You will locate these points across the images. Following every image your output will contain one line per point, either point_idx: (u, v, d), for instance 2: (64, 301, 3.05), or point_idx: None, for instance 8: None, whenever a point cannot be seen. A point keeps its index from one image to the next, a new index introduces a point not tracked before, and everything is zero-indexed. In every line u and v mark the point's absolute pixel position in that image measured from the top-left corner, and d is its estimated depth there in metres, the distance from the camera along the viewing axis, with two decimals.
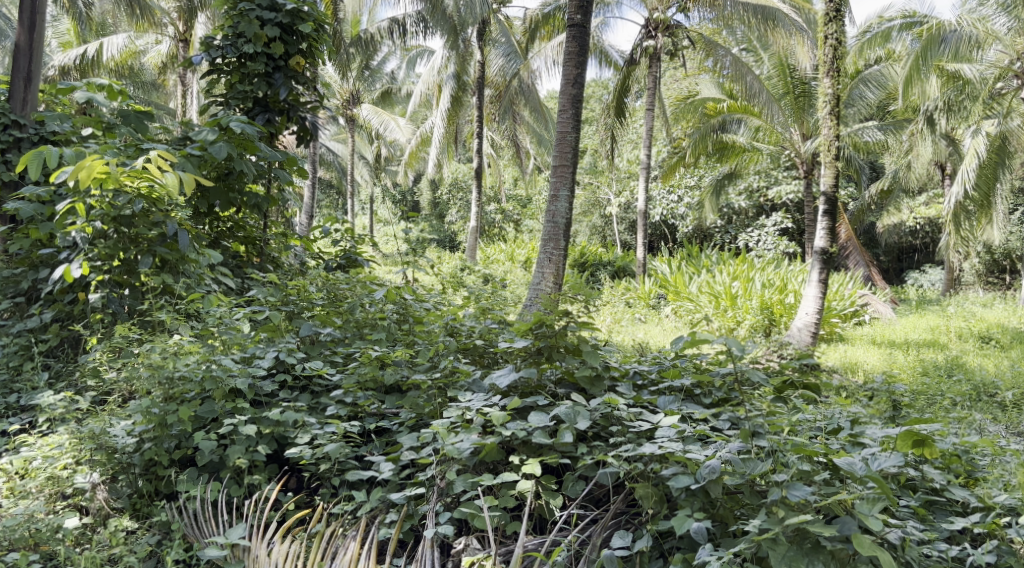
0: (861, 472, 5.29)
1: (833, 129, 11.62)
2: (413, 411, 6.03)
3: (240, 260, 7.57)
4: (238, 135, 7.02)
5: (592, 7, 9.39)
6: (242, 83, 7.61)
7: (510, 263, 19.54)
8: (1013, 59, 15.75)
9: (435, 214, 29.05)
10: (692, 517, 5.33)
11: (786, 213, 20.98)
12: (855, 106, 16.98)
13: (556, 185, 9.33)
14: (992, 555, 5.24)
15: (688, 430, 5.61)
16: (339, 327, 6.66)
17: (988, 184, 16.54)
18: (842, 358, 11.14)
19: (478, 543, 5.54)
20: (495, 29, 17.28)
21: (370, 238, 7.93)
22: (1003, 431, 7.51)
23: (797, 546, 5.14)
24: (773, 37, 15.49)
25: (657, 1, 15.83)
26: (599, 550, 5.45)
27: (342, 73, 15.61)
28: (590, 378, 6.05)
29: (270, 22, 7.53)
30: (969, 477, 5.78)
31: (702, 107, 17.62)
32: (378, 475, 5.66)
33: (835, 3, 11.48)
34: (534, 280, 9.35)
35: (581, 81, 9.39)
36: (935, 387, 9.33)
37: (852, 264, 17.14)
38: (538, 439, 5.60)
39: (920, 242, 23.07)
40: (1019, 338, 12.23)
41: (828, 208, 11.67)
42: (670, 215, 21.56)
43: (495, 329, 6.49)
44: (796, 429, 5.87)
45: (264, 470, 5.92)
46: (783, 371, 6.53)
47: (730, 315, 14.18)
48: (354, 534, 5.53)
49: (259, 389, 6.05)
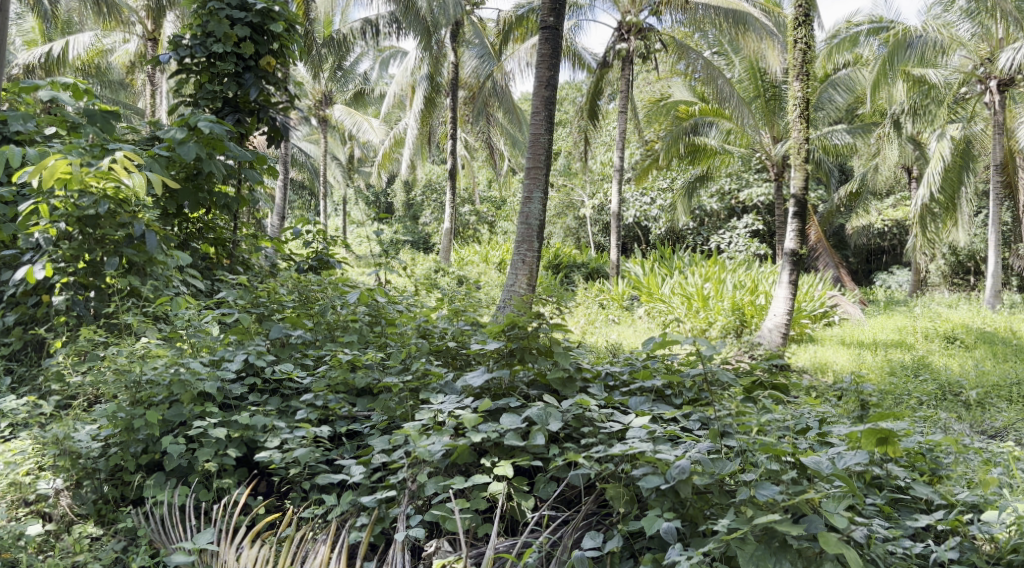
0: (827, 470, 5.39)
1: (803, 131, 11.72)
2: (384, 414, 6.04)
3: (210, 262, 7.51)
4: (207, 135, 6.96)
5: (565, 10, 9.44)
6: (211, 83, 7.56)
7: (484, 264, 19.59)
8: (977, 64, 16.20)
9: (409, 215, 29.05)
10: (662, 517, 5.38)
11: (757, 215, 21.14)
12: (824, 109, 17.12)
13: (530, 187, 9.35)
14: (954, 551, 5.35)
15: (659, 430, 5.64)
16: (310, 330, 6.65)
17: (953, 187, 16.81)
18: (812, 359, 11.26)
19: (448, 545, 5.56)
20: (469, 30, 17.40)
21: (343, 240, 7.93)
22: (967, 430, 7.64)
23: (764, 545, 5.19)
24: (743, 41, 15.59)
25: (629, 3, 15.94)
26: (571, 551, 5.49)
27: (314, 73, 15.55)
28: (562, 379, 6.09)
29: (239, 21, 7.52)
30: (932, 475, 5.89)
31: (674, 111, 18.24)
32: (348, 478, 5.66)
33: (805, 7, 11.57)
34: (508, 282, 9.39)
35: (554, 83, 9.44)
36: (901, 387, 9.45)
37: (822, 265, 17.31)
38: (510, 441, 5.62)
39: (888, 243, 23.34)
40: (984, 338, 12.40)
41: (798, 211, 11.77)
42: (643, 217, 21.66)
43: (468, 331, 6.53)
44: (765, 428, 5.93)
45: (233, 474, 5.91)
46: (753, 371, 6.59)
47: (703, 316, 14.27)
48: (324, 538, 5.56)
49: (228, 392, 6.03)
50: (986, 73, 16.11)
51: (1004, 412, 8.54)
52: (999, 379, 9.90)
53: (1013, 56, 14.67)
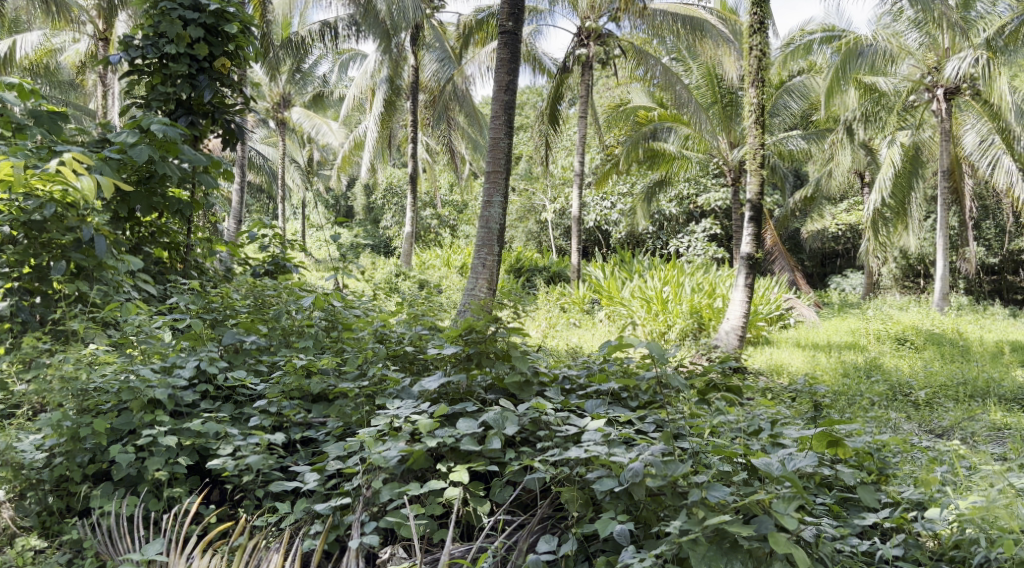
0: (777, 472, 5.44)
1: (758, 137, 11.88)
2: (340, 420, 6.07)
3: (163, 267, 7.44)
4: (159, 138, 6.93)
5: (523, 15, 9.52)
6: (164, 85, 7.52)
7: (446, 268, 19.60)
8: (925, 72, 16.48)
9: (370, 219, 29.00)
10: (615, 520, 5.48)
11: (714, 220, 21.40)
12: (780, 115, 17.31)
13: (490, 191, 9.41)
14: (899, 548, 5.49)
15: (614, 433, 5.71)
16: (265, 335, 6.60)
17: (903, 193, 17.15)
18: (769, 361, 11.42)
19: (403, 551, 5.60)
20: (429, 34, 17.41)
21: (300, 244, 7.95)
22: (916, 430, 7.84)
23: (716, 546, 5.27)
24: (701, 48, 15.74)
25: (589, 9, 16.06)
26: (525, 555, 5.55)
27: (271, 75, 15.43)
28: (519, 383, 6.16)
29: (192, 22, 7.50)
30: (880, 474, 6.02)
31: (634, 116, 18.11)
32: (303, 486, 5.69)
33: (760, 15, 11.75)
34: (468, 285, 9.43)
35: (513, 87, 9.50)
36: (854, 388, 9.64)
37: (777, 269, 17.51)
38: (466, 446, 5.68)
39: (843, 247, 23.70)
40: (932, 339, 12.66)
41: (754, 216, 11.93)
42: (603, 221, 21.81)
43: (426, 336, 6.61)
44: (718, 430, 6.03)
45: (185, 483, 5.90)
46: (706, 373, 6.69)
47: (661, 319, 14.40)
48: (278, 546, 5.57)
49: (180, 399, 6.01)
50: (932, 81, 16.32)
51: (951, 411, 8.71)
52: (947, 379, 10.09)
53: (959, 66, 14.91)
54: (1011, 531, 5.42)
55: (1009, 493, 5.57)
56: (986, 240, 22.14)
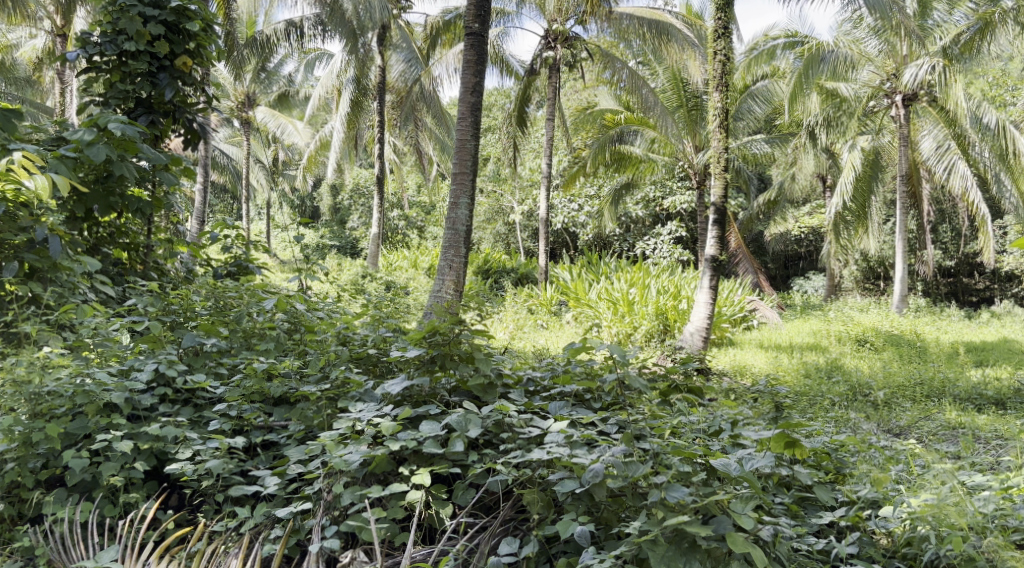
0: (736, 472, 5.50)
1: (722, 141, 11.96)
2: (302, 423, 6.08)
3: (122, 268, 7.40)
4: (118, 136, 6.85)
5: (488, 17, 9.54)
6: (123, 83, 7.48)
7: (413, 270, 19.58)
8: (885, 79, 16.70)
9: (336, 220, 28.89)
10: (576, 521, 5.52)
11: (680, 222, 21.57)
12: (743, 119, 17.50)
13: (456, 193, 9.43)
14: (854, 547, 5.57)
15: (576, 434, 5.75)
16: (225, 338, 6.56)
17: (864, 197, 17.41)
18: (733, 363, 11.50)
19: (365, 555, 5.61)
20: (396, 34, 17.35)
21: (263, 246, 7.94)
22: (874, 429, 7.97)
23: (675, 546, 5.31)
24: (667, 53, 15.82)
25: (556, 12, 16.07)
26: (487, 558, 5.58)
27: (236, 74, 15.29)
28: (483, 385, 6.21)
29: (152, 19, 7.45)
30: (837, 473, 6.13)
31: (601, 119, 18.17)
32: (263, 490, 5.68)
33: (724, 20, 11.82)
34: (434, 287, 9.45)
35: (479, 89, 9.53)
36: (816, 388, 9.76)
37: (741, 271, 17.66)
38: (429, 448, 5.71)
39: (806, 249, 23.95)
40: (891, 339, 12.87)
41: (718, 219, 12.04)
42: (571, 224, 21.85)
43: (389, 338, 6.63)
44: (679, 431, 6.08)
45: (142, 488, 5.89)
46: (668, 374, 6.75)
47: (627, 320, 14.48)
48: (237, 551, 5.57)
49: (137, 403, 5.97)
50: (892, 87, 16.56)
51: (908, 411, 8.82)
52: (905, 379, 10.24)
53: (916, 73, 15.26)
54: (960, 529, 5.54)
55: (960, 492, 5.68)
56: (943, 242, 22.46)
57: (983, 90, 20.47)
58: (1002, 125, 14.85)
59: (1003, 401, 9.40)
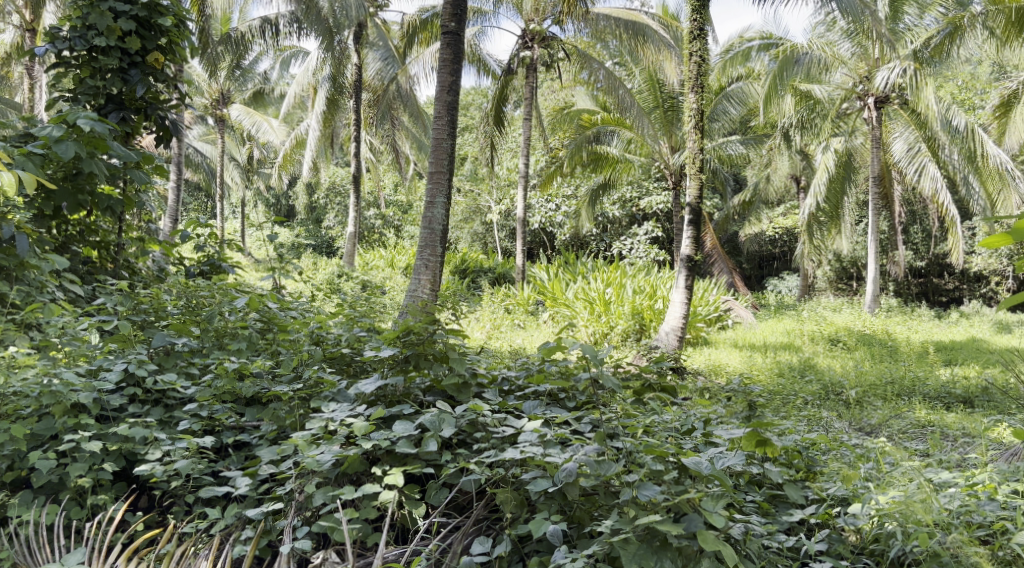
0: (707, 471, 5.51)
1: (697, 142, 12.03)
2: (274, 423, 6.07)
3: (92, 266, 7.35)
4: (87, 133, 6.78)
5: (465, 16, 9.55)
6: (93, 79, 7.42)
7: (390, 269, 19.55)
8: (857, 81, 16.83)
9: (312, 219, 28.81)
10: (549, 520, 5.54)
11: (656, 222, 21.67)
12: (718, 121, 17.58)
13: (432, 191, 9.42)
14: (823, 544, 5.61)
15: (549, 434, 5.76)
16: (197, 337, 6.53)
17: (837, 197, 17.55)
18: (707, 362, 11.54)
19: (337, 556, 5.61)
20: (373, 33, 17.30)
21: (236, 245, 7.92)
22: (846, 427, 8.03)
23: (646, 544, 5.33)
24: (642, 53, 15.87)
25: (533, 12, 16.10)
26: (460, 557, 5.59)
27: (210, 71, 15.18)
28: (457, 385, 6.20)
29: (124, 14, 7.40)
30: (808, 471, 6.19)
31: (578, 119, 18.19)
32: (233, 491, 5.66)
33: (699, 22, 11.87)
34: (410, 285, 9.44)
35: (456, 88, 9.53)
36: (788, 388, 9.80)
37: (716, 271, 17.75)
38: (402, 448, 5.71)
39: (780, 250, 24.09)
40: (863, 338, 12.98)
41: (694, 219, 12.10)
42: (548, 223, 21.89)
43: (363, 338, 6.63)
44: (652, 429, 6.10)
45: (110, 489, 5.86)
46: (642, 373, 6.78)
47: (603, 320, 14.50)
48: (207, 553, 5.55)
49: (105, 403, 5.93)
50: (864, 90, 16.70)
51: (879, 410, 8.89)
52: (876, 378, 10.35)
53: (888, 76, 15.34)
54: (926, 525, 5.58)
55: (926, 488, 5.73)
56: (913, 243, 22.65)
57: (953, 93, 20.68)
58: (971, 128, 14.94)
59: (970, 399, 9.50)
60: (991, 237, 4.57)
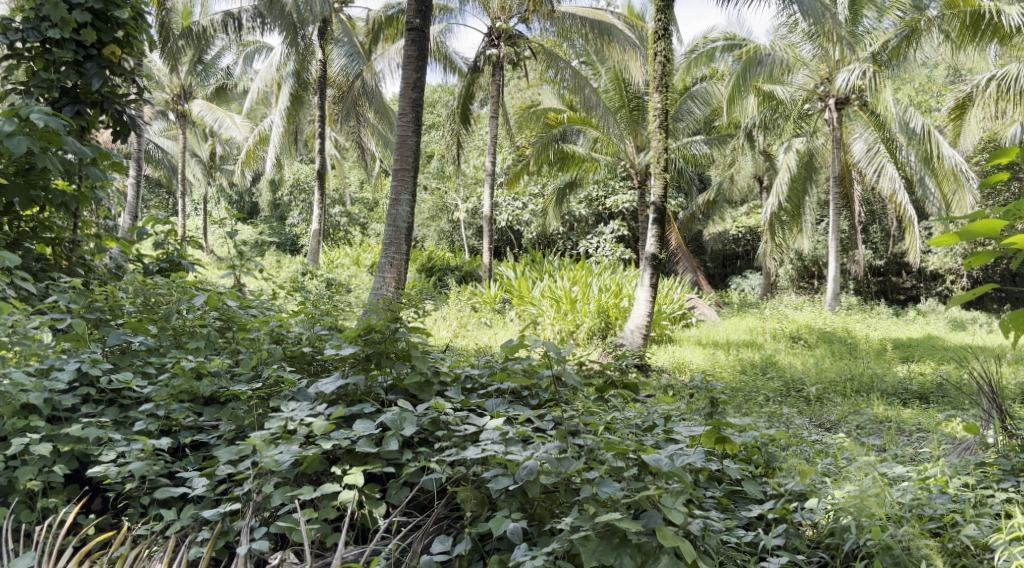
0: (667, 468, 5.43)
1: (662, 141, 12.08)
2: (233, 423, 6.04)
3: (46, 263, 7.19)
4: (41, 127, 6.69)
5: (430, 12, 9.51)
6: (47, 71, 7.32)
7: (355, 267, 19.44)
8: (819, 83, 16.98)
9: (276, 216, 28.67)
10: (509, 518, 5.52)
11: (622, 221, 21.78)
12: (683, 121, 17.65)
13: (397, 189, 9.38)
14: (780, 538, 5.66)
15: (511, 431, 5.75)
16: (154, 336, 6.47)
17: (799, 198, 17.73)
18: (671, 359, 11.56)
19: (295, 556, 5.58)
20: (337, 28, 17.16)
21: (195, 242, 7.85)
22: (806, 424, 8.11)
23: (606, 541, 5.34)
24: (608, 52, 15.90)
25: (499, 10, 16.09)
26: (420, 556, 5.58)
27: (171, 64, 14.97)
28: (419, 383, 6.18)
29: (80, 6, 7.31)
30: (767, 467, 6.26)
31: (545, 118, 18.19)
32: (190, 492, 5.62)
33: (664, 22, 11.88)
34: (375, 284, 9.43)
35: (421, 85, 9.50)
36: (750, 384, 9.87)
37: (681, 270, 17.84)
38: (363, 447, 5.68)
39: (743, 248, 24.26)
40: (824, 336, 13.14)
41: (658, 218, 12.14)
42: (515, 221, 21.88)
43: (324, 336, 6.59)
44: (614, 426, 6.10)
45: (62, 492, 5.79)
46: (604, 371, 6.81)
47: (569, 318, 14.50)
48: (162, 555, 5.51)
49: (57, 403, 5.85)
50: (825, 91, 16.88)
51: (838, 406, 9.00)
52: (836, 375, 10.44)
53: (848, 78, 15.39)
54: (879, 519, 5.63)
55: (880, 483, 5.78)
56: (873, 242, 22.90)
57: (912, 94, 20.91)
58: (928, 130, 15.12)
59: (926, 395, 9.62)
60: (943, 235, 4.62)
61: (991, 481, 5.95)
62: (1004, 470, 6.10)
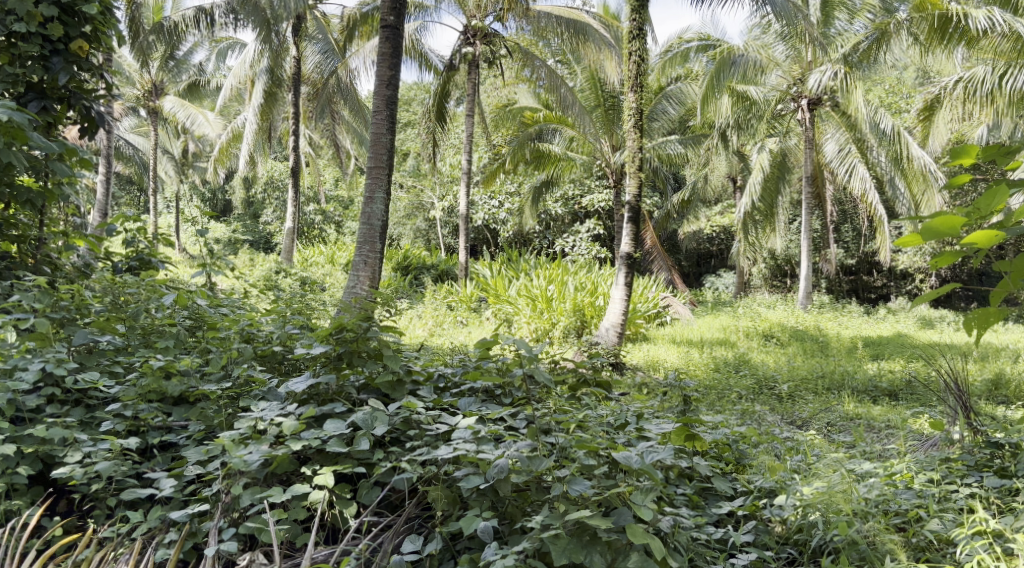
0: (636, 465, 5.40)
1: (636, 140, 12.10)
2: (202, 423, 6.00)
3: (11, 261, 7.14)
4: (5, 122, 6.57)
5: (404, 10, 9.49)
6: (12, 66, 7.21)
7: (330, 266, 19.37)
8: (792, 83, 17.07)
9: (250, 214, 28.50)
10: (480, 517, 5.49)
11: (598, 220, 21.78)
12: (658, 120, 17.68)
13: (371, 187, 9.31)
14: (749, 535, 5.67)
15: (482, 430, 5.72)
16: (123, 335, 6.44)
17: (772, 197, 17.83)
18: (645, 358, 11.54)
19: (264, 557, 5.55)
20: (312, 26, 17.11)
21: (165, 239, 7.79)
22: (778, 421, 8.15)
23: (576, 538, 5.31)
24: (584, 51, 15.89)
25: (475, 8, 16.07)
26: (390, 556, 5.56)
27: (141, 60, 14.82)
28: (391, 382, 6.17)
29: (46, 1, 7.23)
30: (737, 464, 6.30)
31: (521, 117, 18.14)
32: (157, 492, 5.60)
33: (638, 22, 11.87)
34: (348, 283, 9.39)
35: (395, 82, 9.44)
36: (723, 383, 9.88)
37: (656, 268, 17.88)
38: (333, 447, 5.66)
39: (717, 248, 24.37)
40: (796, 334, 13.21)
41: (633, 217, 12.15)
42: (491, 220, 21.85)
43: (294, 335, 6.55)
44: (585, 424, 6.09)
45: (25, 494, 5.73)
46: (577, 369, 6.81)
47: (545, 317, 14.49)
48: (128, 557, 5.47)
49: (21, 404, 5.80)
50: (798, 91, 16.97)
51: (809, 404, 9.05)
52: (808, 373, 10.50)
53: (820, 79, 15.54)
54: (845, 514, 5.68)
55: (847, 479, 5.84)
56: (845, 241, 23.04)
57: (882, 96, 21.07)
58: (898, 130, 15.28)
59: (895, 392, 9.71)
60: (909, 236, 4.70)
61: (955, 477, 6.02)
62: (969, 465, 6.18)
